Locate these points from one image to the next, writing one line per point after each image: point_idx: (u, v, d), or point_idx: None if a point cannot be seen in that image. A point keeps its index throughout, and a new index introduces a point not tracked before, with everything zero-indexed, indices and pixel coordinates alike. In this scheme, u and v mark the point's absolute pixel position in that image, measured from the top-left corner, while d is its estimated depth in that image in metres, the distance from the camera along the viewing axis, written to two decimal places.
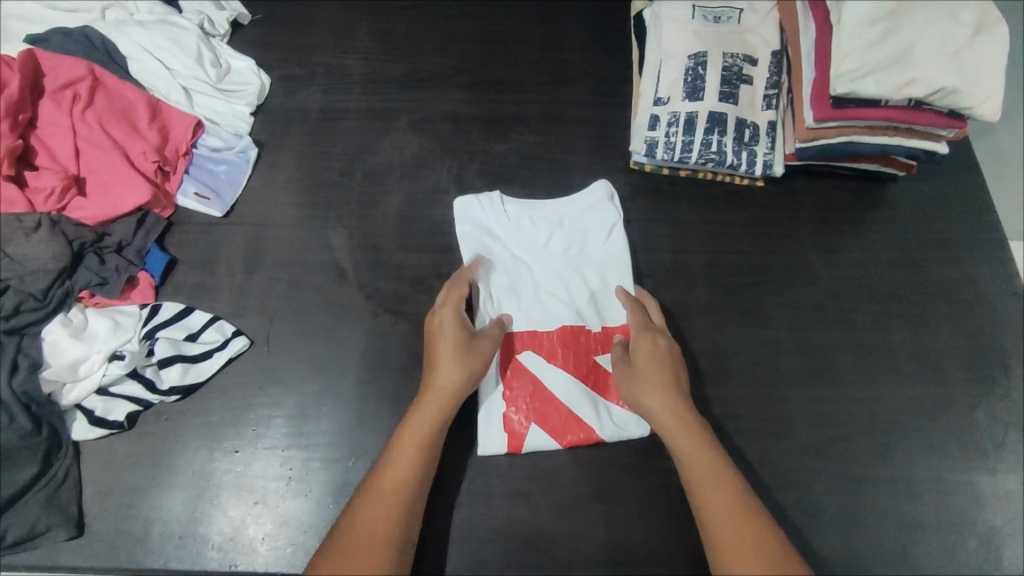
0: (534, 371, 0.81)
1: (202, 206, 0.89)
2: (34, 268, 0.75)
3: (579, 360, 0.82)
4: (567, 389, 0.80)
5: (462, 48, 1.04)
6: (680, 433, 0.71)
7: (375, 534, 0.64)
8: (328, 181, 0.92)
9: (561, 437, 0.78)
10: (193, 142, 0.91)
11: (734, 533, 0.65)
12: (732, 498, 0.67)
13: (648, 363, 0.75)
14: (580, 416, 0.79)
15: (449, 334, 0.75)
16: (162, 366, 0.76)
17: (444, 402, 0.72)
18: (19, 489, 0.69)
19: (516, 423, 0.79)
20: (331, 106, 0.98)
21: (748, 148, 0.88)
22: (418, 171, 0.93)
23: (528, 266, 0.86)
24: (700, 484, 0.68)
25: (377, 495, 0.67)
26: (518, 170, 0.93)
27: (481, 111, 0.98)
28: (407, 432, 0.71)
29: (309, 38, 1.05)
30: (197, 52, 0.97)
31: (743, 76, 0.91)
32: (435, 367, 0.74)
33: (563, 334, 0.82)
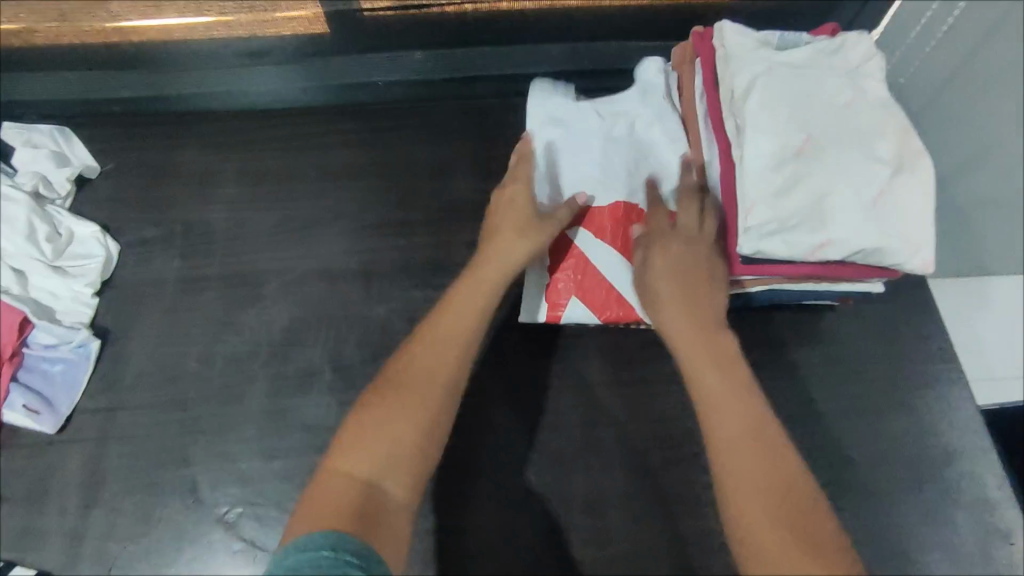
0: (584, 247, 0.78)
1: (28, 420, 0.75)
2: None
3: (629, 236, 0.77)
4: (615, 263, 0.77)
5: (342, 184, 0.91)
6: (705, 348, 0.62)
7: (382, 457, 0.57)
8: (184, 372, 0.80)
9: (601, 313, 0.76)
10: (19, 342, 0.78)
11: (759, 522, 0.52)
12: (766, 479, 0.54)
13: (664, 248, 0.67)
14: (624, 296, 0.76)
15: (514, 216, 0.74)
16: None
17: (468, 339, 0.67)
18: None
19: (558, 294, 0.78)
20: (189, 275, 0.86)
21: None
22: (287, 350, 0.80)
23: (591, 149, 0.82)
24: (727, 427, 0.57)
25: (395, 397, 0.61)
26: (403, 336, 0.81)
27: (364, 263, 0.86)
28: (436, 329, 0.67)
29: (167, 188, 0.92)
30: (28, 228, 0.82)
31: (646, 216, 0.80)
32: (484, 258, 0.73)
33: (614, 210, 0.78)
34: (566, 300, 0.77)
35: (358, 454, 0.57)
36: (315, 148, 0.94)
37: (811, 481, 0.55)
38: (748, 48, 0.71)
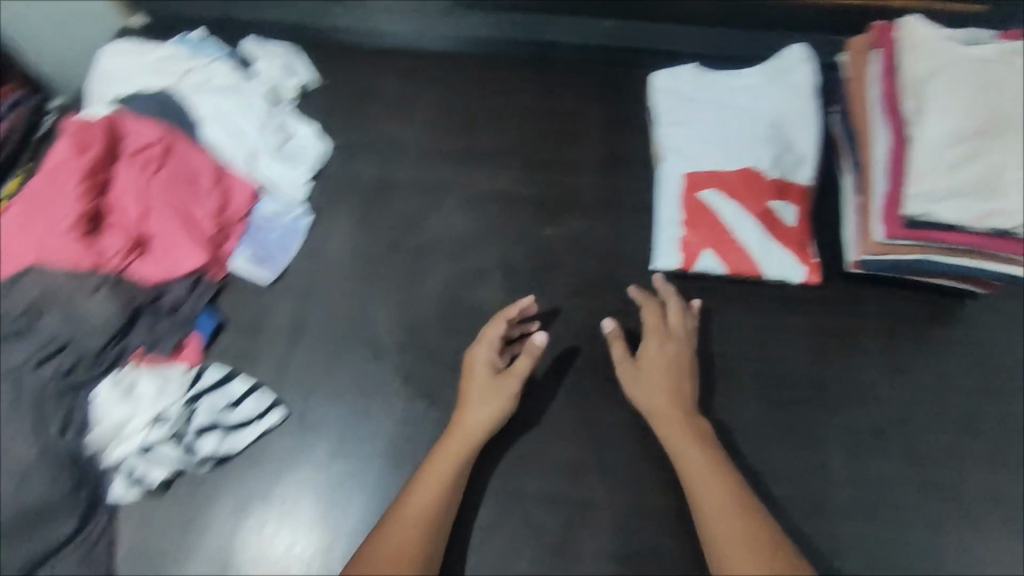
0: (712, 205, 0.86)
1: (252, 271, 0.91)
2: (95, 327, 0.80)
3: (755, 201, 0.86)
4: (741, 222, 0.85)
5: (522, 124, 1.04)
6: (677, 433, 0.74)
7: (404, 545, 0.67)
8: (376, 254, 0.93)
9: (730, 265, 0.85)
10: (250, 209, 0.95)
11: (733, 551, 0.65)
12: (738, 520, 0.67)
13: (648, 363, 0.78)
14: (748, 252, 0.85)
15: (478, 375, 0.77)
16: (201, 432, 0.79)
17: (470, 441, 0.74)
18: (65, 539, 0.75)
19: (691, 245, 0.86)
20: (386, 177, 0.99)
21: (784, 255, 0.85)
22: (465, 251, 0.93)
23: (716, 121, 0.92)
24: (700, 498, 0.70)
25: (406, 513, 0.70)
26: (566, 257, 0.92)
27: (534, 192, 0.97)
28: (421, 481, 0.72)
29: (371, 105, 1.06)
30: (264, 120, 1.00)
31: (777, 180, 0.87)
32: (465, 412, 0.76)
33: (742, 175, 0.87)
34: (698, 251, 0.85)
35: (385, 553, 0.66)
36: (500, 91, 1.07)
37: (760, 508, 0.69)
38: (933, 41, 0.77)
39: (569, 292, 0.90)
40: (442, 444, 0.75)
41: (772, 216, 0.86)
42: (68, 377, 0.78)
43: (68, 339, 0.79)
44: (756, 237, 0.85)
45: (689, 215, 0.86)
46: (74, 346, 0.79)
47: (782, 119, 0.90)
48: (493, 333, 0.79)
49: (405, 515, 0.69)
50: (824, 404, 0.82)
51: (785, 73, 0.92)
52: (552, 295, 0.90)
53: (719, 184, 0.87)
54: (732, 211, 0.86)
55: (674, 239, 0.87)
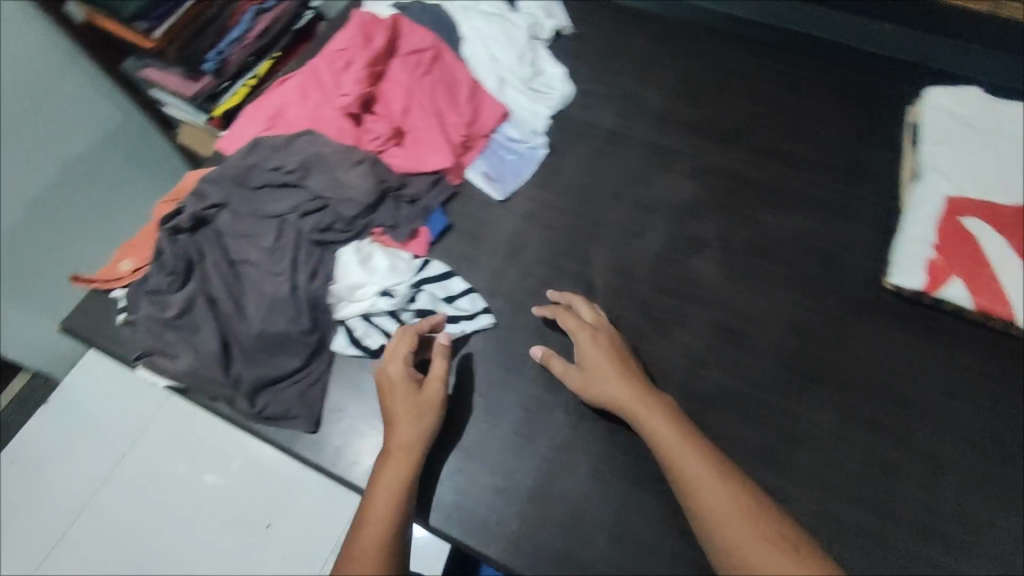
0: (975, 234, 0.84)
1: (485, 185, 0.95)
2: (352, 196, 0.87)
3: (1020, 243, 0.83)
4: (1001, 260, 0.82)
5: (766, 111, 1.02)
6: (647, 414, 0.70)
7: (370, 547, 0.63)
8: (600, 200, 0.95)
9: (978, 299, 0.81)
10: (494, 128, 0.99)
11: (744, 545, 0.60)
12: (731, 500, 0.63)
13: (587, 356, 0.77)
14: (1002, 292, 0.81)
15: (394, 386, 0.76)
16: (419, 315, 0.85)
17: (412, 453, 0.71)
18: (286, 372, 0.81)
19: (941, 268, 0.83)
20: (622, 130, 1.02)
21: None
22: (688, 219, 0.93)
23: (991, 153, 0.88)
24: (688, 477, 0.65)
25: (360, 537, 0.64)
26: (789, 248, 0.90)
27: (767, 180, 0.96)
28: (369, 506, 0.67)
29: (618, 61, 1.09)
30: (521, 51, 1.05)
31: None
32: (396, 423, 0.73)
33: (1015, 214, 0.84)
34: (947, 276, 0.82)
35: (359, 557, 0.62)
36: (749, 75, 1.05)
37: (745, 479, 0.65)
38: None
39: (788, 283, 0.88)
40: (383, 467, 0.70)
41: None
42: (322, 234, 0.86)
43: (329, 201, 0.87)
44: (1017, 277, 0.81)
45: (945, 239, 0.84)
46: (333, 209, 0.87)
47: None
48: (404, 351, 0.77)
49: (359, 544, 0.63)
50: (998, 455, 0.76)
51: None
52: (770, 283, 0.88)
53: (984, 215, 0.85)
54: (995, 246, 0.83)
55: (922, 257, 0.84)
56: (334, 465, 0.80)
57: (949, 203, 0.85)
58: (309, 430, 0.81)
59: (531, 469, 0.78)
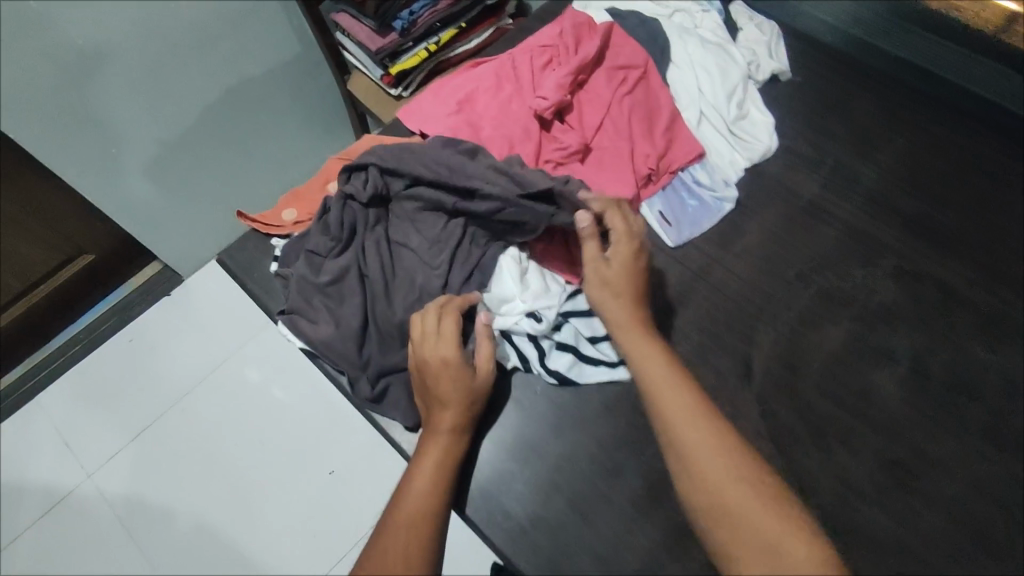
0: None
1: (659, 226, 0.88)
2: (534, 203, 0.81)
3: None
4: None
5: (995, 225, 0.89)
6: (646, 346, 0.70)
7: (413, 516, 0.64)
8: (781, 276, 0.86)
9: None
10: (684, 167, 0.91)
11: (748, 524, 0.57)
12: (740, 482, 0.60)
13: (620, 271, 0.73)
14: None
15: (448, 371, 0.72)
16: (559, 347, 0.80)
17: (461, 431, 0.72)
18: None
19: None
20: (822, 203, 0.91)
21: None
22: (876, 323, 0.83)
23: None
24: (692, 443, 0.62)
25: (406, 508, 0.65)
26: (987, 393, 0.79)
27: (979, 307, 0.84)
28: (413, 480, 0.68)
29: (835, 125, 0.98)
30: (732, 90, 0.96)
31: None
32: (445, 407, 0.72)
33: None
34: None
35: (399, 523, 0.64)
36: (986, 178, 0.92)
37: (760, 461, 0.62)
38: None
39: (978, 432, 0.77)
40: (429, 440, 0.71)
41: None
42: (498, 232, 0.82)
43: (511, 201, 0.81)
44: None
45: None
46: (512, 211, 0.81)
47: None
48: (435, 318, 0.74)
49: (403, 513, 0.65)
50: None
51: None
52: (957, 426, 0.77)
53: None
54: None
55: None
56: None
57: None
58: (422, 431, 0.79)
59: (639, 550, 0.73)
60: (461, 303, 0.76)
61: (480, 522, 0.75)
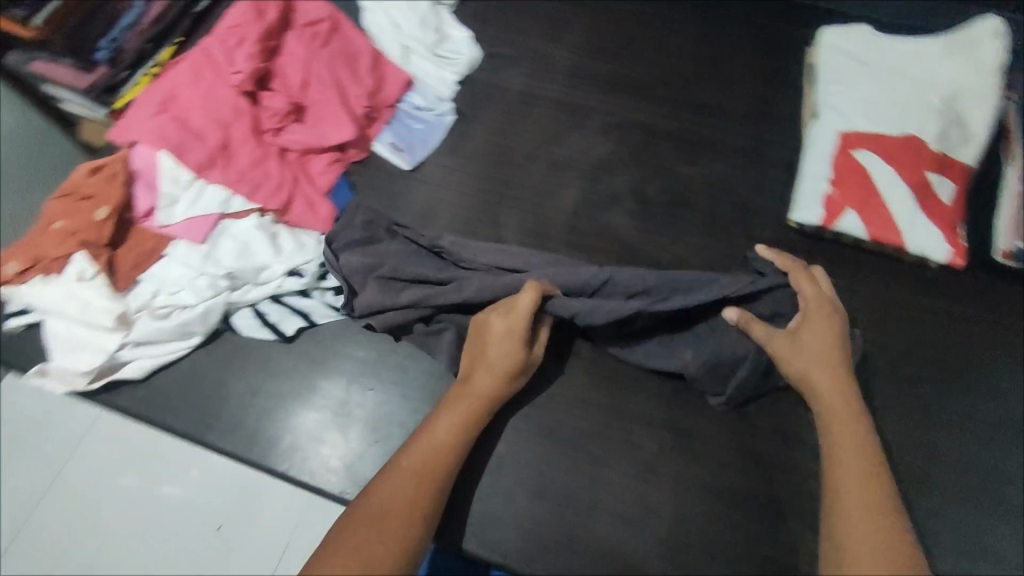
0: (866, 169, 0.84)
1: (393, 156, 0.94)
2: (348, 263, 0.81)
3: (914, 172, 0.83)
4: (892, 190, 0.82)
5: (674, 57, 1.01)
6: (842, 419, 0.64)
7: (417, 466, 0.64)
8: (510, 162, 0.94)
9: (872, 229, 0.82)
10: (400, 98, 0.98)
11: (857, 513, 0.57)
12: (867, 493, 0.58)
13: (816, 333, 0.70)
14: (894, 219, 0.82)
15: (502, 345, 0.71)
16: (336, 291, 0.83)
17: (494, 398, 0.70)
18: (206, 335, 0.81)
19: (836, 203, 0.83)
20: (530, 91, 1.00)
21: (929, 229, 0.82)
22: (598, 173, 0.92)
23: (877, 85, 0.88)
24: (841, 453, 0.62)
25: (419, 464, 0.64)
26: (703, 197, 0.89)
27: (680, 129, 0.94)
28: (432, 433, 0.67)
29: (524, 22, 1.07)
30: (424, 17, 1.02)
31: (940, 156, 0.84)
32: (489, 369, 0.71)
33: (906, 142, 0.84)
34: (843, 210, 0.83)
35: (413, 466, 0.63)
36: (656, 27, 1.05)
37: (887, 473, 0.61)
38: None
39: (700, 229, 0.87)
40: (460, 392, 0.70)
41: (928, 189, 0.83)
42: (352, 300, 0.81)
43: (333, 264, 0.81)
44: (907, 207, 0.82)
45: (839, 171, 0.84)
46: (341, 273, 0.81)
47: (953, 95, 0.86)
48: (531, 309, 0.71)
49: (407, 465, 0.63)
50: (900, 376, 0.79)
51: (970, 51, 0.88)
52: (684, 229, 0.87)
53: (877, 148, 0.84)
54: (886, 175, 0.83)
55: (821, 193, 0.84)
56: (249, 452, 0.77)
57: (838, 141, 0.85)
58: (222, 418, 0.78)
59: None
60: (530, 299, 0.71)
61: (302, 477, 0.76)
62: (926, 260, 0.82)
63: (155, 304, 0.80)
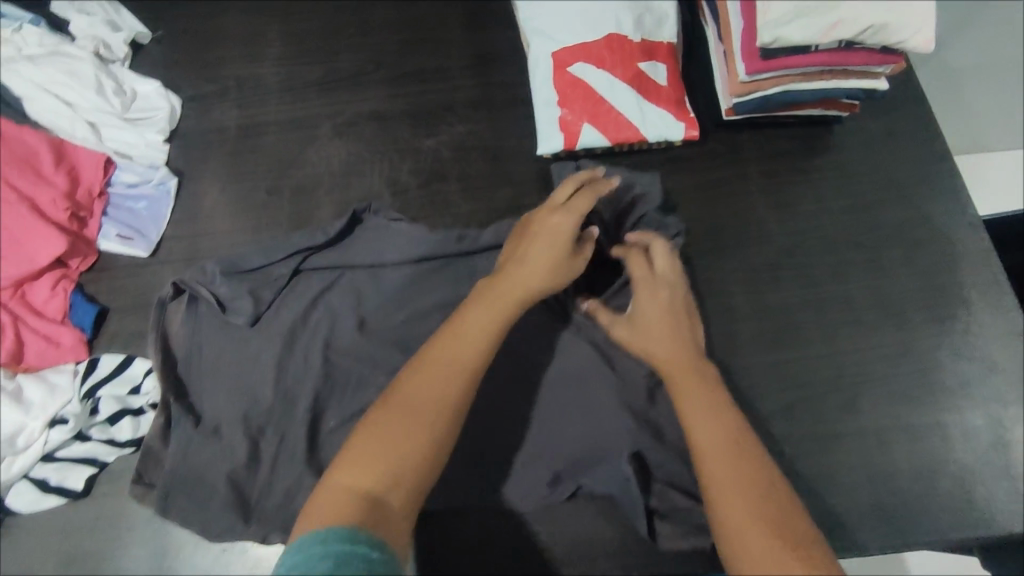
0: (585, 78, 0.85)
1: (126, 247, 0.85)
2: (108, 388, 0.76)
3: (626, 65, 0.85)
4: (614, 91, 0.84)
5: (381, 38, 0.98)
6: (691, 395, 0.62)
7: (405, 450, 0.56)
8: (256, 204, 0.88)
9: (612, 134, 0.84)
10: (106, 182, 0.86)
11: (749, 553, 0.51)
12: (758, 506, 0.54)
13: (644, 311, 0.68)
14: (627, 116, 0.84)
15: (547, 236, 0.69)
16: (112, 420, 0.74)
17: (484, 341, 0.62)
18: None
19: (571, 122, 0.84)
20: (249, 121, 0.93)
21: (659, 114, 0.85)
22: (348, 179, 0.89)
23: None
24: (714, 468, 0.57)
25: (394, 440, 0.56)
26: (452, 164, 0.90)
27: (410, 106, 0.94)
28: (404, 395, 0.59)
29: (216, 50, 0.98)
30: (97, 83, 0.89)
31: (643, 42, 0.87)
32: (493, 299, 0.65)
33: (608, 42, 0.85)
34: (579, 127, 0.84)
35: (383, 451, 0.56)
36: (352, 8, 1.00)
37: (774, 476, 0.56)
38: None
39: (461, 196, 0.88)
40: (455, 326, 0.63)
41: (644, 77, 0.86)
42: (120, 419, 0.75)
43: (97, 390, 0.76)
44: (632, 102, 0.84)
45: (562, 92, 0.85)
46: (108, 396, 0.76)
47: None
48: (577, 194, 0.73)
49: (377, 450, 0.56)
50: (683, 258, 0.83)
51: None
52: (447, 204, 0.88)
53: (586, 57, 0.85)
54: (602, 80, 0.84)
55: (555, 118, 0.84)
56: None
57: (551, 62, 0.86)
58: None
59: None
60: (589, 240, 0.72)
61: None
62: (666, 141, 0.86)
63: None
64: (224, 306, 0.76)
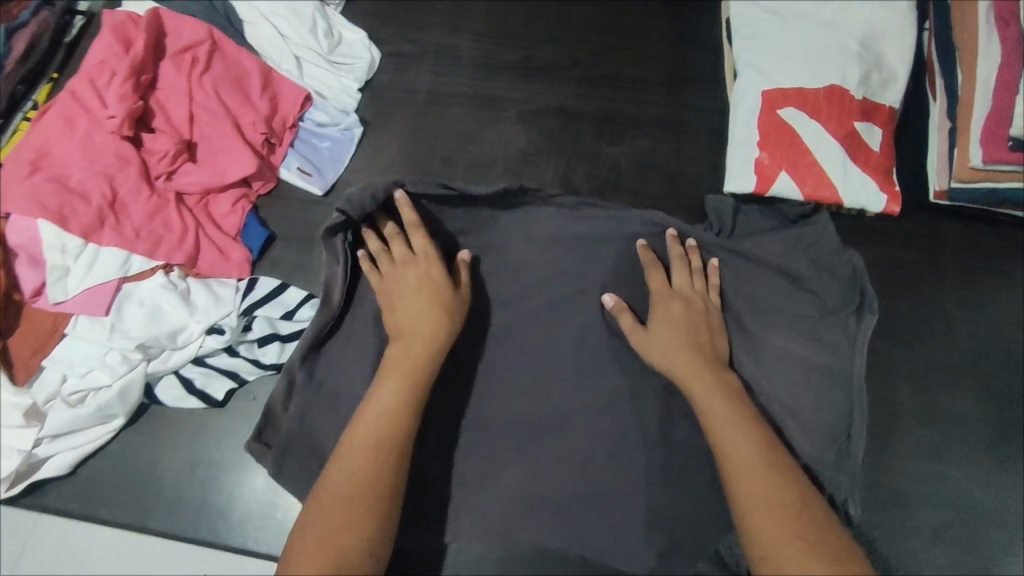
0: (793, 125, 0.81)
1: (303, 181, 0.88)
2: (263, 310, 0.79)
3: (842, 121, 0.80)
4: (822, 145, 0.80)
5: (583, 34, 0.97)
6: (705, 387, 0.69)
7: (366, 448, 0.63)
8: (430, 171, 0.90)
9: (807, 188, 0.80)
10: (300, 115, 0.90)
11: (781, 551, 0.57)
12: (788, 511, 0.60)
13: (659, 317, 0.74)
14: (828, 174, 0.80)
15: (420, 286, 0.72)
16: (261, 342, 0.78)
17: (426, 356, 0.69)
18: (130, 415, 0.74)
19: (768, 167, 0.80)
20: (440, 88, 0.95)
21: (864, 180, 0.80)
22: (522, 168, 0.90)
23: (798, 32, 0.84)
24: (743, 453, 0.63)
25: (363, 451, 0.63)
26: (628, 177, 0.88)
27: (599, 110, 0.92)
28: (366, 411, 0.65)
29: (423, 12, 1.00)
30: (312, 21, 0.92)
31: (866, 101, 0.82)
32: (410, 339, 0.70)
33: (829, 92, 0.81)
34: (775, 174, 0.80)
35: (356, 458, 0.62)
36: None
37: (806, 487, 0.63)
38: None
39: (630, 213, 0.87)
40: (386, 365, 0.69)
41: (857, 137, 0.81)
42: (266, 344, 0.78)
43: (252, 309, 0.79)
44: (838, 160, 0.80)
45: (765, 133, 0.81)
46: (262, 318, 0.79)
47: (872, 36, 0.84)
48: (402, 247, 0.74)
49: (346, 462, 0.62)
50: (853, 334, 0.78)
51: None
52: None
53: (800, 103, 0.81)
54: (813, 132, 0.80)
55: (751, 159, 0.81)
56: (198, 529, 0.73)
57: (761, 102, 0.82)
58: (162, 499, 0.73)
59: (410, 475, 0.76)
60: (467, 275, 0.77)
61: (263, 546, 0.73)
62: (865, 209, 0.80)
63: (65, 391, 0.73)
64: (399, 229, 0.77)
